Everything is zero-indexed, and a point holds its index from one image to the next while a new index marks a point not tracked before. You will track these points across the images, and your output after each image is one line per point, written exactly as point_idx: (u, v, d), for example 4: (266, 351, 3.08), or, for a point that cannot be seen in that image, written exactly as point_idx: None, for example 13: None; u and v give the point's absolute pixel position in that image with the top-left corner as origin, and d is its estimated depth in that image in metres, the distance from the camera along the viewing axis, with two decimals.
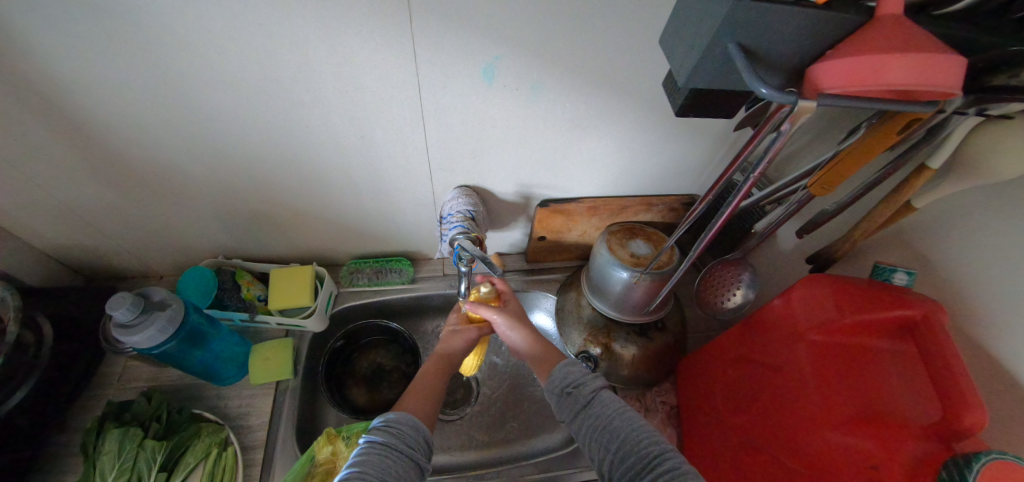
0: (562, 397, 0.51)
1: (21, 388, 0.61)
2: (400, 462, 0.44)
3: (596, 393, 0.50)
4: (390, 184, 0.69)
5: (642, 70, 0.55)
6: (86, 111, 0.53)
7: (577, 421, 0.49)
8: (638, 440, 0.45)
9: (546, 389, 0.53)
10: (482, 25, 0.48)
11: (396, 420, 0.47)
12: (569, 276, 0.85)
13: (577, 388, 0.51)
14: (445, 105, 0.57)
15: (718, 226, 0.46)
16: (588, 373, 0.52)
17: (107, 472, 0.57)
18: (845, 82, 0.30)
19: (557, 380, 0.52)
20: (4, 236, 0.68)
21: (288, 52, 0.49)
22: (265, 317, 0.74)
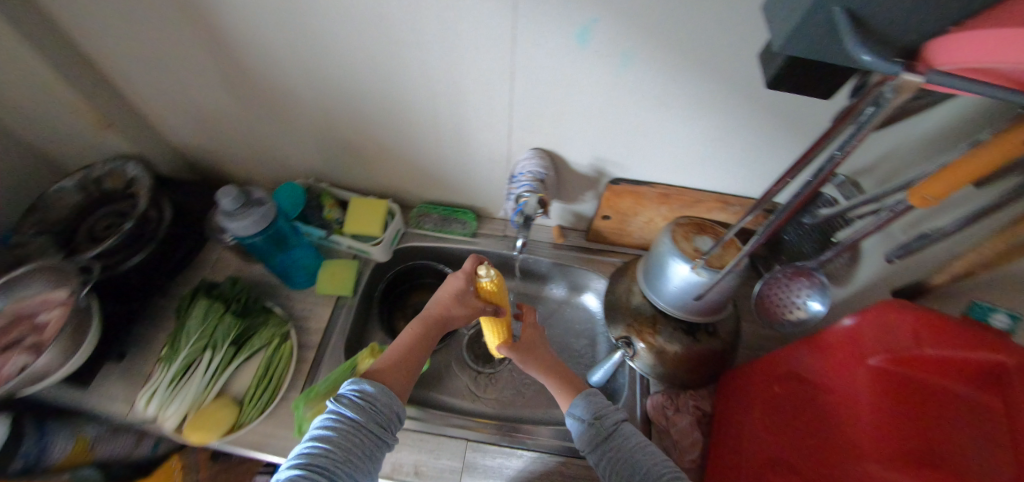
0: (583, 427, 0.56)
1: (137, 254, 0.73)
2: (366, 440, 0.49)
3: (617, 425, 0.55)
4: (471, 137, 0.72)
5: (742, 54, 0.52)
6: (229, 28, 0.61)
7: (595, 450, 0.54)
8: (659, 473, 0.49)
9: (570, 418, 0.57)
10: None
11: (372, 396, 0.52)
12: (627, 261, 0.83)
13: (600, 419, 0.56)
14: (535, 63, 0.59)
15: (794, 206, 0.45)
16: (610, 407, 0.58)
17: (192, 333, 0.69)
18: (961, 58, 0.27)
19: (581, 409, 0.57)
20: (149, 126, 0.81)
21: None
22: (339, 239, 0.80)
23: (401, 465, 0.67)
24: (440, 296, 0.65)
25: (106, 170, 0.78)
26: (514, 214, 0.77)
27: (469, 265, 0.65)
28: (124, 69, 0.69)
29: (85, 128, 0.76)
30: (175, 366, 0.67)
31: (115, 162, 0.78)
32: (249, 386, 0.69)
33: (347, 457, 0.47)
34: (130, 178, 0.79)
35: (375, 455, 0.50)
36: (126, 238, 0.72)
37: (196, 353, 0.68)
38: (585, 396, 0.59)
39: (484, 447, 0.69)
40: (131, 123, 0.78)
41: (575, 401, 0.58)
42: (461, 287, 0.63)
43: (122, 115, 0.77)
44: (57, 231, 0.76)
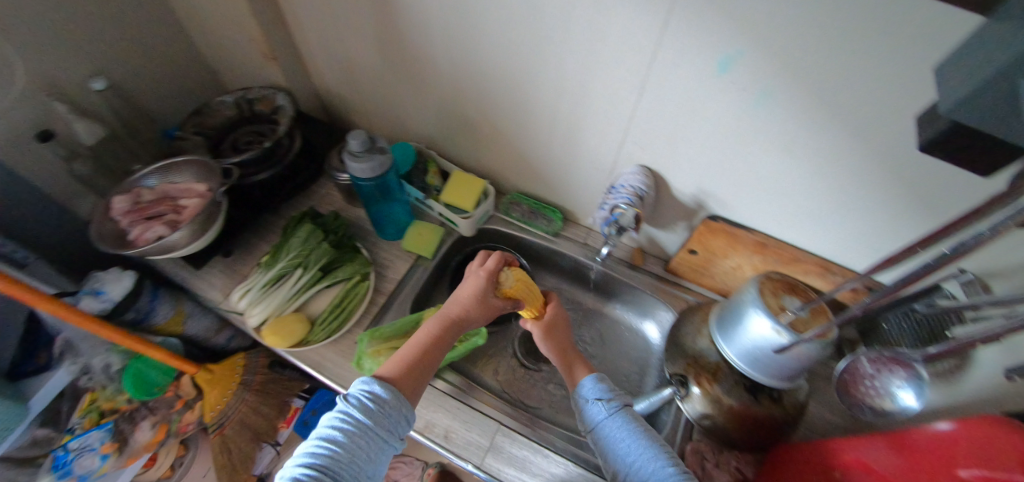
0: (588, 404, 0.60)
1: (263, 173, 0.82)
2: (372, 444, 0.49)
3: (618, 407, 0.58)
4: (582, 141, 0.74)
5: (892, 118, 0.49)
6: None
7: (596, 427, 0.58)
8: (657, 458, 0.52)
9: (577, 393, 0.61)
10: (741, 17, 0.50)
11: (382, 399, 0.52)
12: (701, 302, 0.81)
13: (604, 399, 0.59)
14: (669, 82, 0.60)
15: (913, 281, 0.42)
16: (616, 391, 0.61)
17: (290, 250, 0.77)
18: None
19: (587, 389, 0.61)
20: (303, 66, 0.92)
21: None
22: (434, 204, 0.86)
23: (434, 426, 0.70)
24: (461, 297, 0.65)
25: (260, 95, 0.89)
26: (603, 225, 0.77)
27: (490, 263, 0.67)
28: (301, 13, 0.79)
29: (256, 56, 0.88)
30: (270, 274, 0.75)
31: (268, 90, 0.89)
32: (325, 310, 0.75)
33: (353, 461, 0.47)
34: (276, 106, 0.89)
35: (379, 456, 0.50)
36: (260, 156, 0.81)
37: (289, 268, 0.75)
38: (594, 377, 0.62)
39: (514, 435, 0.70)
40: (291, 60, 0.90)
41: (586, 381, 0.62)
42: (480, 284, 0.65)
43: (286, 52, 0.88)
44: (210, 136, 0.88)
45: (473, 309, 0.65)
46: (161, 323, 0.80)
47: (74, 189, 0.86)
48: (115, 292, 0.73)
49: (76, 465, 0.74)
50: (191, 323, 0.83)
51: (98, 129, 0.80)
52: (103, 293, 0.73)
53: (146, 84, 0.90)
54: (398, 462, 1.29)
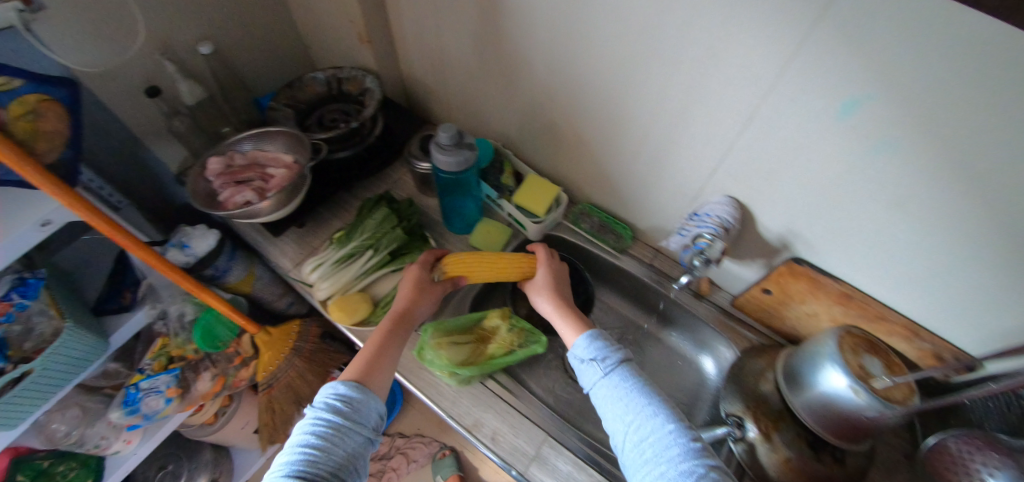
0: (585, 364, 0.60)
1: (343, 151, 0.85)
2: (351, 441, 0.50)
3: (615, 365, 0.59)
4: (669, 164, 0.72)
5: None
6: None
7: (595, 387, 0.59)
8: (655, 418, 0.53)
9: (575, 353, 0.62)
10: (879, 64, 0.46)
11: (349, 397, 0.54)
12: (766, 344, 0.79)
13: (598, 359, 0.59)
14: (781, 118, 0.57)
15: None
16: (613, 347, 0.61)
17: (364, 231, 0.78)
18: None
19: (584, 348, 0.61)
20: (394, 52, 0.94)
21: (682, 10, 0.55)
22: (505, 204, 0.86)
23: (482, 426, 0.70)
24: (404, 293, 0.70)
25: (350, 75, 0.91)
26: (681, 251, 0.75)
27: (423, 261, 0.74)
28: (404, 1, 0.81)
29: (352, 37, 0.90)
30: (342, 251, 0.77)
31: (358, 71, 0.91)
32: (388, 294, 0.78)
33: (337, 460, 0.48)
34: (364, 88, 0.91)
35: (361, 451, 0.51)
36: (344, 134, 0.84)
37: (361, 249, 0.77)
38: (587, 335, 0.62)
39: (561, 449, 0.68)
40: (384, 45, 0.91)
41: (580, 340, 0.63)
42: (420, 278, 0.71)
43: (380, 36, 0.89)
44: (299, 109, 0.91)
45: (420, 300, 0.70)
46: (234, 282, 0.84)
47: (170, 145, 0.91)
48: (199, 248, 0.77)
49: (143, 404, 0.78)
50: (259, 287, 0.88)
51: (199, 91, 0.84)
52: (188, 247, 0.76)
53: (245, 53, 0.94)
54: (417, 442, 1.29)
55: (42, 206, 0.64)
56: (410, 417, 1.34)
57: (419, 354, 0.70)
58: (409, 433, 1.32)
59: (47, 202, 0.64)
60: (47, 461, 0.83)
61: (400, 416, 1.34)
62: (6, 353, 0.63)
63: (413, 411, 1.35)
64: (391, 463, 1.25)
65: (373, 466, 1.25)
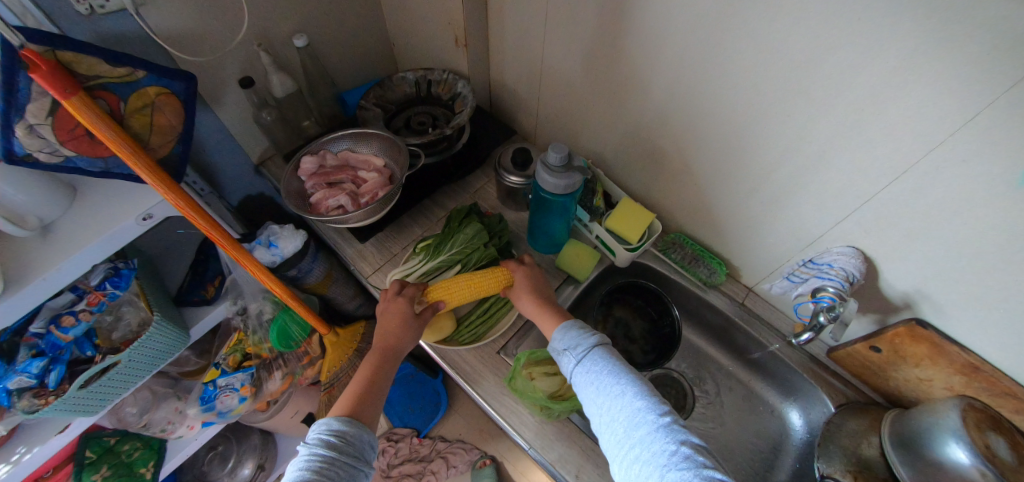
0: (561, 356, 0.59)
1: (431, 157, 0.82)
2: (345, 474, 0.48)
3: (585, 350, 0.57)
4: (787, 205, 0.68)
5: None
6: (637, 14, 0.63)
7: (572, 376, 0.57)
8: (624, 398, 0.51)
9: (550, 346, 0.61)
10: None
11: (341, 431, 0.51)
12: (865, 402, 0.75)
13: (570, 348, 0.58)
14: (939, 177, 0.52)
15: None
16: (585, 330, 0.60)
17: (452, 245, 0.75)
18: None
19: (560, 338, 0.60)
20: (487, 56, 0.91)
21: (845, 51, 0.50)
22: (595, 226, 0.82)
23: (565, 462, 0.67)
24: (386, 327, 0.65)
25: (442, 78, 0.89)
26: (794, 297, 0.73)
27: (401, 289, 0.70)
28: (512, 7, 0.77)
29: (447, 39, 0.87)
30: (429, 264, 0.75)
31: (451, 74, 0.89)
32: (473, 312, 0.75)
33: None
34: (455, 92, 0.88)
35: None
36: (435, 140, 0.81)
37: (449, 263, 0.75)
38: (561, 327, 0.61)
39: None
40: (479, 48, 0.88)
41: (556, 331, 0.61)
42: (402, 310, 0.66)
43: (476, 39, 0.86)
44: (387, 109, 0.89)
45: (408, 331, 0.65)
46: (312, 283, 0.82)
47: (255, 135, 0.90)
48: (286, 249, 0.75)
49: (218, 401, 0.80)
50: (333, 287, 0.86)
51: (290, 84, 0.84)
52: (275, 247, 0.74)
53: (335, 46, 0.92)
54: (458, 448, 1.28)
55: (143, 201, 0.63)
56: (452, 422, 1.33)
57: (510, 383, 0.69)
58: (450, 438, 1.30)
59: (150, 196, 0.63)
60: (113, 439, 0.83)
61: (442, 419, 1.33)
62: (94, 342, 0.66)
63: (456, 415, 1.34)
64: (432, 467, 1.24)
65: (413, 467, 1.24)
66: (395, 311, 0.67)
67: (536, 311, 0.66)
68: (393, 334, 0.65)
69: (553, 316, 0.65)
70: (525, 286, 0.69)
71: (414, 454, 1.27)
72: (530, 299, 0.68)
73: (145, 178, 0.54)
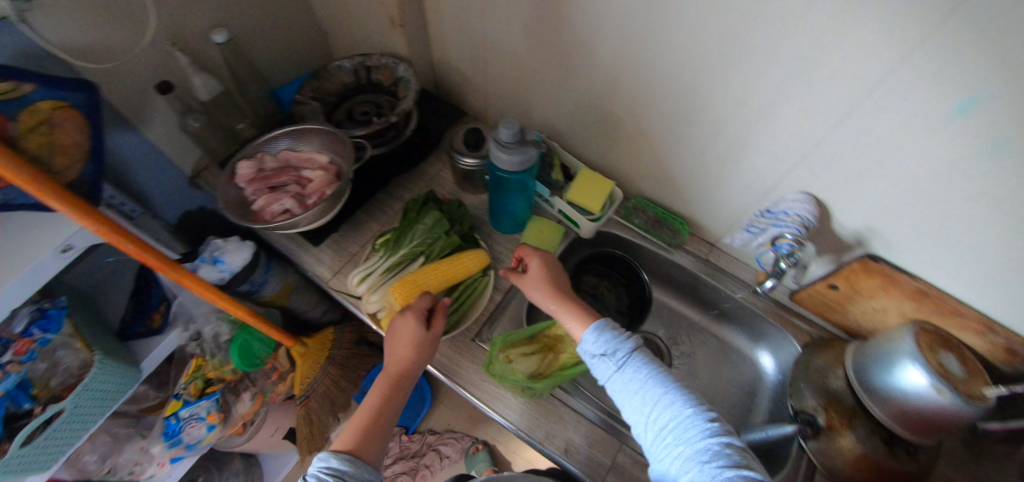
0: (597, 360, 0.57)
1: (380, 147, 0.78)
2: None
3: (624, 356, 0.55)
4: (741, 159, 0.69)
5: None
6: None
7: (609, 382, 0.55)
8: (673, 406, 0.50)
9: (580, 350, 0.58)
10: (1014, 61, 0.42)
11: (341, 472, 0.51)
12: (828, 338, 0.78)
13: (609, 353, 0.56)
14: (883, 114, 0.53)
15: None
16: (619, 333, 0.57)
17: (413, 237, 0.73)
18: None
19: (593, 341, 0.57)
20: (426, 36, 0.86)
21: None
22: (556, 201, 0.81)
23: (554, 438, 0.67)
24: (398, 353, 0.62)
25: (380, 63, 0.84)
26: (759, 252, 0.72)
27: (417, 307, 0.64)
28: None
29: (381, 20, 0.81)
30: (391, 259, 0.72)
31: (389, 58, 0.84)
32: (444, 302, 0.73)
33: None
34: (397, 77, 0.84)
35: None
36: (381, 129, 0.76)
37: (412, 256, 0.72)
38: (595, 328, 0.57)
39: (637, 457, 0.67)
40: (416, 28, 0.83)
41: (586, 333, 0.58)
42: (414, 330, 0.62)
43: (413, 18, 0.81)
44: (326, 102, 0.83)
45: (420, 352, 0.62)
46: (268, 296, 0.77)
47: (183, 145, 0.82)
48: (234, 263, 0.70)
49: (184, 433, 0.73)
50: (293, 297, 0.82)
51: (214, 84, 0.77)
52: (222, 263, 0.69)
53: (259, 39, 0.85)
54: (449, 438, 1.27)
55: (60, 231, 0.56)
56: (440, 413, 1.32)
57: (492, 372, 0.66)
58: (439, 430, 1.30)
59: (66, 225, 0.57)
60: None
61: (430, 412, 1.32)
62: (31, 393, 0.59)
63: (443, 407, 1.33)
64: (425, 460, 1.24)
65: (406, 464, 1.23)
66: (406, 328, 0.63)
67: (560, 309, 0.62)
68: (404, 359, 0.61)
69: (579, 313, 0.61)
70: (546, 284, 0.65)
71: (405, 451, 1.26)
72: (550, 296, 0.63)
73: (64, 213, 0.49)
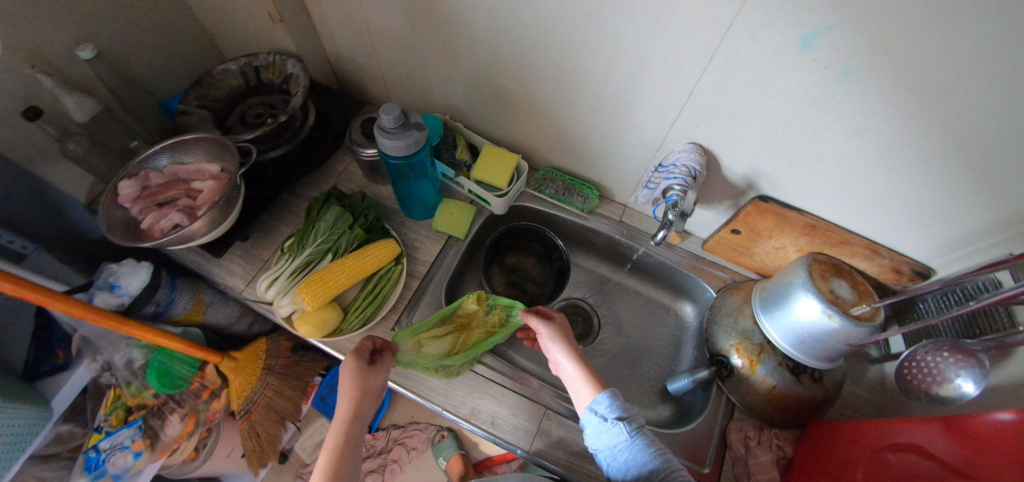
0: (602, 426, 0.53)
1: (276, 149, 0.76)
2: None
3: (639, 427, 0.53)
4: (630, 117, 0.69)
5: (975, 99, 0.46)
6: None
7: (608, 447, 0.52)
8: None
9: (585, 412, 0.55)
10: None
11: None
12: (739, 281, 0.82)
13: (622, 418, 0.53)
14: (741, 58, 0.54)
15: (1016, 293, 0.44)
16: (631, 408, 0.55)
17: (318, 235, 0.73)
18: None
19: (604, 406, 0.54)
20: (312, 29, 0.83)
21: None
22: (464, 181, 0.82)
23: (479, 413, 0.69)
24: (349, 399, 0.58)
25: (268, 62, 0.81)
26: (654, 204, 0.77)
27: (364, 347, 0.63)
28: None
29: (260, 16, 0.78)
30: (297, 261, 0.71)
31: (277, 56, 0.81)
32: (357, 297, 0.72)
33: None
34: (286, 74, 0.81)
35: None
36: (273, 130, 0.75)
37: (318, 254, 0.72)
38: (608, 393, 0.55)
39: (561, 419, 0.69)
40: (300, 22, 0.80)
41: (598, 397, 0.55)
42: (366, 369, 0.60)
43: (293, 12, 0.78)
44: (216, 108, 0.81)
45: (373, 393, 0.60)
46: (180, 314, 0.76)
47: (66, 169, 0.78)
48: (131, 286, 0.68)
49: (109, 464, 0.72)
50: (211, 312, 0.80)
51: (91, 104, 0.71)
52: (118, 287, 0.67)
53: (134, 49, 0.81)
54: (414, 430, 1.29)
55: None
56: (402, 407, 1.33)
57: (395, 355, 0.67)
58: (403, 423, 1.31)
59: None
60: None
61: (392, 407, 1.33)
62: None
63: (404, 400, 1.34)
64: (392, 455, 1.24)
65: (373, 462, 1.24)
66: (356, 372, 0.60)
67: (576, 370, 0.59)
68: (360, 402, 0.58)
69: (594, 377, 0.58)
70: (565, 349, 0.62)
71: (371, 449, 1.26)
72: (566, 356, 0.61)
73: None
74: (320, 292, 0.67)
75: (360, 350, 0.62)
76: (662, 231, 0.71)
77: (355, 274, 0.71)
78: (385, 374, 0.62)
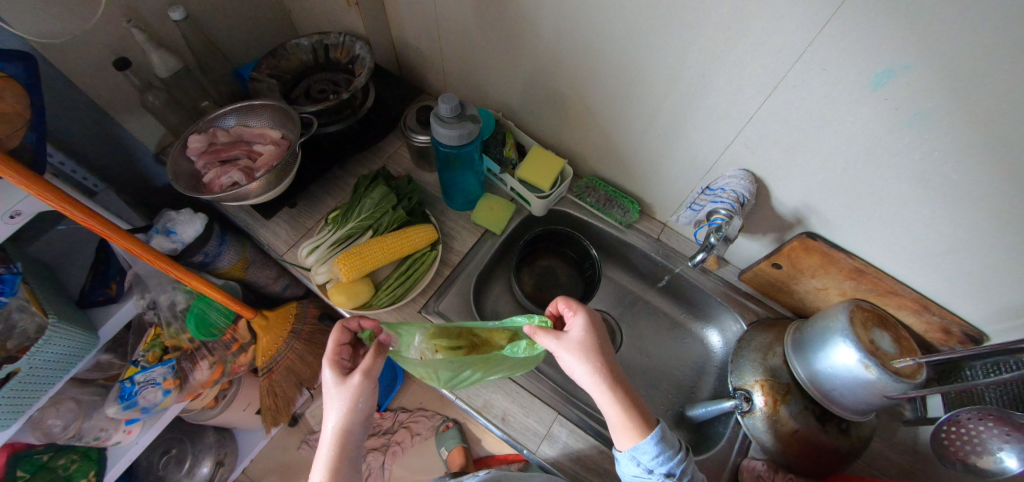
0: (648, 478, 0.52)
1: (334, 124, 0.80)
2: None
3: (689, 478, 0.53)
4: (683, 136, 0.69)
5: None
6: None
7: None
8: None
9: (630, 462, 0.53)
10: (925, 29, 0.42)
11: None
12: (774, 316, 0.79)
13: (670, 473, 0.51)
14: (809, 89, 0.53)
15: None
16: (675, 443, 0.54)
17: (363, 211, 0.75)
18: None
19: (653, 461, 0.51)
20: (383, 15, 0.87)
21: None
22: (508, 179, 0.83)
23: (492, 407, 0.69)
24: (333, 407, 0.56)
25: (338, 41, 0.85)
26: (696, 227, 0.76)
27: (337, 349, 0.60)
28: None
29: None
30: (339, 233, 0.74)
31: (347, 37, 0.85)
32: (391, 275, 0.75)
33: None
34: (353, 55, 0.85)
35: None
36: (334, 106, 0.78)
37: (360, 230, 0.75)
38: (654, 442, 0.51)
39: (572, 427, 0.68)
40: (373, 8, 0.84)
41: (642, 445, 0.52)
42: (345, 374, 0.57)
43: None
44: (284, 79, 0.85)
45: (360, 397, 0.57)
46: (225, 268, 0.80)
47: (144, 119, 0.84)
48: (185, 234, 0.72)
49: (140, 397, 0.78)
50: (251, 270, 0.84)
51: (174, 62, 0.77)
52: (174, 234, 0.71)
53: (218, 17, 0.86)
54: (420, 416, 1.31)
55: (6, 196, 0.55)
56: (412, 392, 1.36)
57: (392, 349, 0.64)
58: (410, 408, 1.33)
59: (10, 192, 0.56)
60: (47, 454, 0.74)
61: (401, 391, 1.35)
62: None
63: (415, 385, 1.36)
64: (396, 437, 1.27)
65: (377, 441, 1.27)
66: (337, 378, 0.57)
67: (615, 403, 0.53)
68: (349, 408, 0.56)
69: (632, 403, 0.53)
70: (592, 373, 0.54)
71: (377, 428, 1.29)
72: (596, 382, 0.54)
73: (50, 203, 0.53)
74: (358, 266, 0.69)
75: (338, 354, 0.60)
76: (701, 253, 0.69)
77: (392, 254, 0.73)
78: (354, 379, 0.56)
